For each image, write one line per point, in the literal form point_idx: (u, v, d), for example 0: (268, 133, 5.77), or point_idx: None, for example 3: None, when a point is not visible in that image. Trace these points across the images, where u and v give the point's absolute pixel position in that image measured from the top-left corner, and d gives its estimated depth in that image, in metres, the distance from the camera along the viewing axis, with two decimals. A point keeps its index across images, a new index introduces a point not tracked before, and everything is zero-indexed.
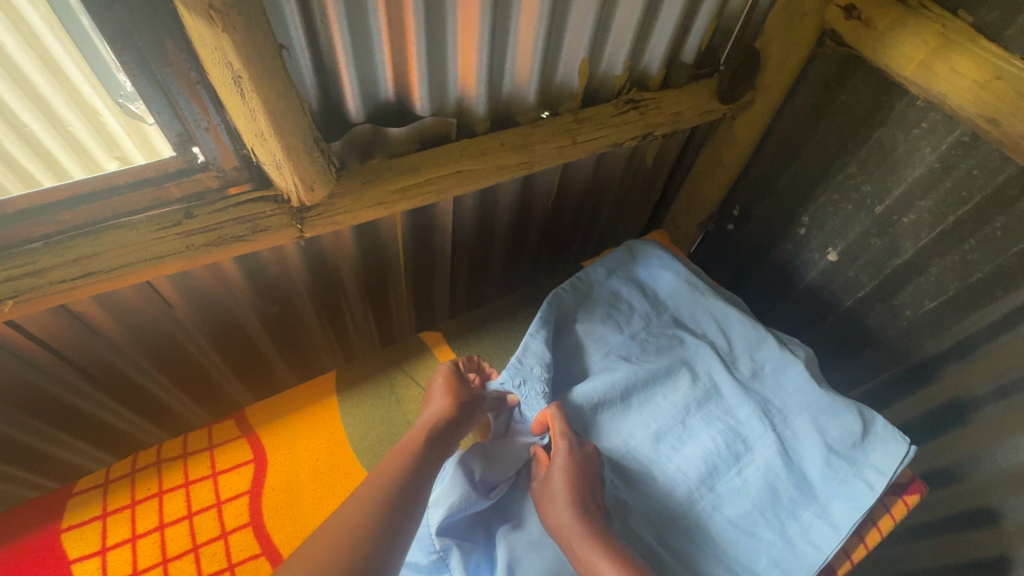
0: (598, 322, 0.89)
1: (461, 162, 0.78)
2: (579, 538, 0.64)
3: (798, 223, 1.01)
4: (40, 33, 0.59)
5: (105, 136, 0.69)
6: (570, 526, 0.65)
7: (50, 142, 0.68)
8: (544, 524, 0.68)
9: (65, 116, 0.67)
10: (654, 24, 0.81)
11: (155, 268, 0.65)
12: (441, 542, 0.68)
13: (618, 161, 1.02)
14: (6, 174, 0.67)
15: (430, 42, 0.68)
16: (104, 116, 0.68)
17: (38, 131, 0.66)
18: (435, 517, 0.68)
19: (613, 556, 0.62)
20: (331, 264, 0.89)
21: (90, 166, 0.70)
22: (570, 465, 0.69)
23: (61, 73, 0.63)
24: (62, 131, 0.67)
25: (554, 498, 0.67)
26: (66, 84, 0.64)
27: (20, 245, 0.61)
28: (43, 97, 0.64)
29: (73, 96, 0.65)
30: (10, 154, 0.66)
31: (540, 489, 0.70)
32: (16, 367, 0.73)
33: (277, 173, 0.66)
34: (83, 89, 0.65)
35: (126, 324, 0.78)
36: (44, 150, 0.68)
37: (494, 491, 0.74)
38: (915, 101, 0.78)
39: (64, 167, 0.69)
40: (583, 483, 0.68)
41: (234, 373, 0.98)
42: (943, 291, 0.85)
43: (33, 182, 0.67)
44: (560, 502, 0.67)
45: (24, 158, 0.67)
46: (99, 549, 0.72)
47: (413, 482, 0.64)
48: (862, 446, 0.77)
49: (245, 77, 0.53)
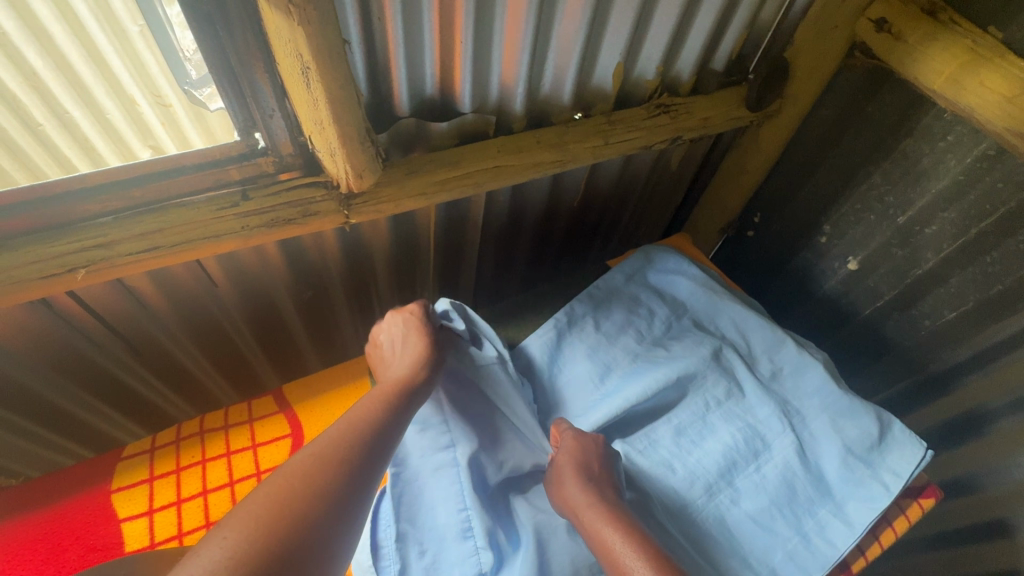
0: (618, 326, 0.92)
1: (499, 158, 0.82)
2: (584, 507, 0.67)
3: (819, 231, 1.03)
4: (86, 24, 0.62)
5: (140, 124, 0.73)
6: (579, 498, 0.68)
7: (88, 130, 0.70)
8: (553, 501, 0.71)
9: (104, 104, 0.69)
10: (689, 32, 0.84)
11: (213, 246, 0.69)
12: (468, 501, 0.69)
13: (644, 165, 1.05)
14: (47, 157, 0.70)
15: (477, 43, 0.71)
16: (140, 105, 0.71)
17: (78, 118, 0.69)
18: (466, 474, 0.71)
19: (618, 522, 0.64)
20: (366, 253, 0.93)
21: (125, 154, 0.74)
22: (580, 444, 0.73)
23: (102, 62, 0.66)
24: (99, 118, 0.70)
25: (564, 476, 0.70)
26: (105, 73, 0.67)
27: (92, 219, 0.66)
28: (84, 85, 0.67)
29: (112, 85, 0.68)
30: (50, 138, 0.69)
31: (552, 472, 0.73)
32: (69, 336, 0.77)
33: (330, 160, 0.69)
34: (123, 79, 0.68)
35: (174, 300, 0.81)
36: (82, 136, 0.70)
37: (509, 454, 0.76)
38: (942, 114, 0.80)
39: (102, 153, 0.73)
40: (588, 459, 0.72)
41: (264, 353, 1.02)
42: (962, 302, 0.87)
43: (71, 167, 0.71)
44: (570, 480, 0.70)
45: (63, 144, 0.70)
46: (146, 510, 0.76)
47: (380, 430, 0.60)
48: (879, 448, 0.79)
49: (313, 68, 0.57)
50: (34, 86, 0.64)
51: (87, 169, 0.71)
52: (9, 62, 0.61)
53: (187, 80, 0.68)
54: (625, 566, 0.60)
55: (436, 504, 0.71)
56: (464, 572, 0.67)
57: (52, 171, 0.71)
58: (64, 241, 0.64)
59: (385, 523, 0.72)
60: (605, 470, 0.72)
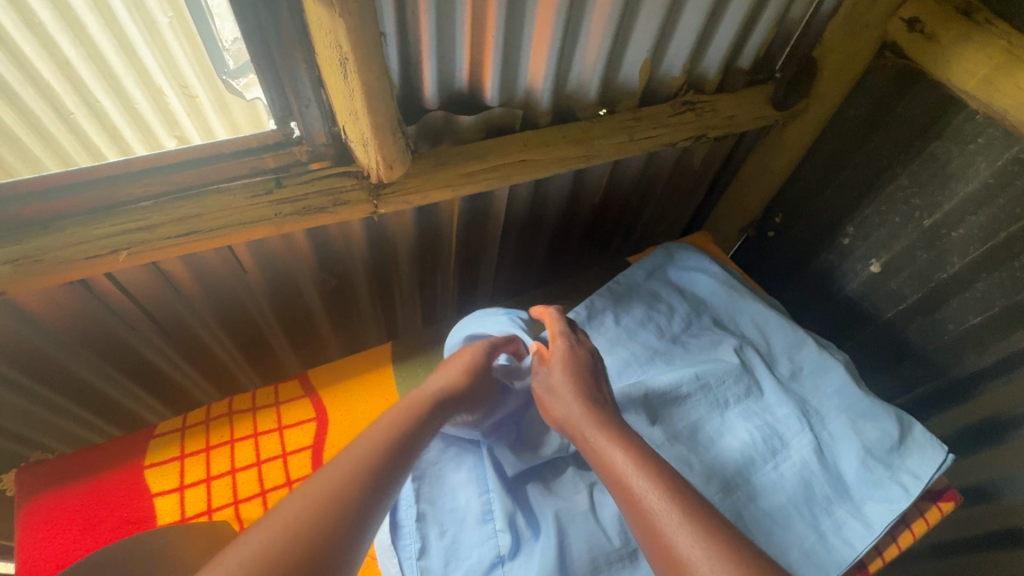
0: (638, 322, 0.93)
1: (525, 151, 0.83)
2: (590, 428, 0.66)
3: (842, 232, 1.03)
4: (118, 14, 0.62)
5: (167, 115, 0.73)
6: (581, 415, 0.68)
7: (116, 118, 0.71)
8: (552, 419, 0.72)
9: (133, 94, 0.69)
10: (718, 29, 0.84)
11: (248, 232, 0.71)
12: (491, 485, 0.73)
13: (667, 162, 1.05)
14: (78, 148, 0.71)
15: (507, 38, 0.72)
16: (167, 96, 0.71)
17: (107, 107, 0.69)
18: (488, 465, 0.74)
19: (630, 445, 0.63)
20: (390, 244, 0.94)
21: (151, 143, 0.74)
22: (571, 358, 0.75)
23: (132, 54, 0.66)
24: (128, 107, 0.70)
25: (562, 392, 0.72)
26: (135, 64, 0.67)
27: (132, 202, 0.68)
28: (114, 74, 0.67)
29: (142, 75, 0.68)
30: (81, 127, 0.70)
31: (542, 378, 0.75)
32: (104, 316, 0.79)
33: (362, 150, 0.71)
34: (152, 70, 0.68)
35: (205, 285, 0.84)
36: (111, 125, 0.71)
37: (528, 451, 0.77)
38: (973, 116, 0.79)
39: (129, 142, 0.73)
40: (585, 374, 0.74)
41: (287, 340, 1.04)
42: (988, 307, 0.86)
43: (100, 155, 0.72)
44: (564, 386, 0.72)
45: (93, 132, 0.71)
46: (177, 486, 0.79)
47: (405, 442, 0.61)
48: (899, 451, 0.78)
49: (351, 59, 0.58)
50: (66, 75, 0.65)
51: (113, 156, 0.72)
52: (44, 51, 0.62)
53: (224, 69, 0.69)
54: (636, 486, 0.58)
55: (458, 489, 0.74)
56: (482, 554, 0.68)
57: (82, 160, 0.72)
58: (107, 224, 0.66)
59: (406, 503, 0.72)
60: (598, 387, 0.73)
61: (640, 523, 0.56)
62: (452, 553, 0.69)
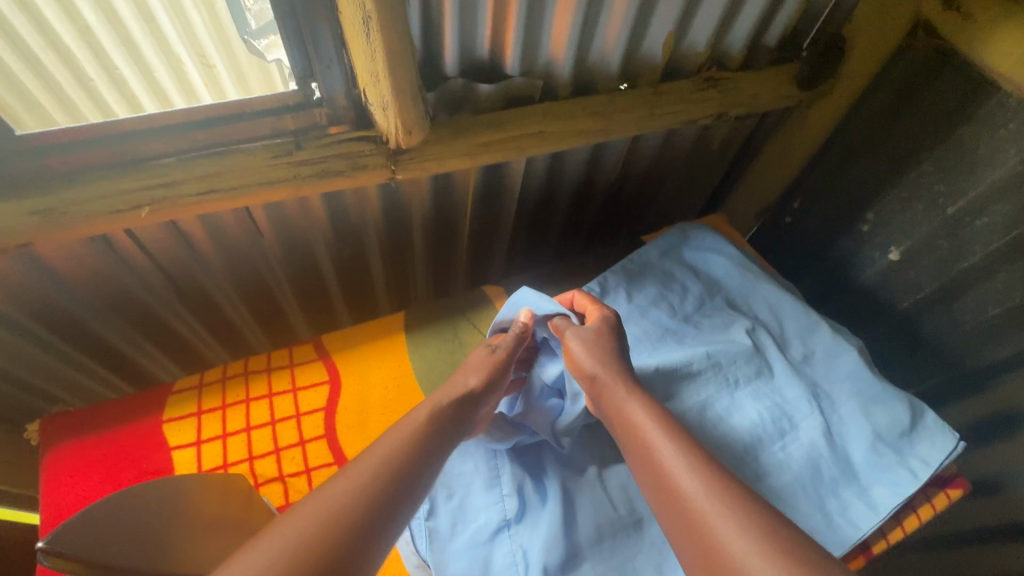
0: (650, 301, 0.93)
1: (544, 123, 0.82)
2: (613, 382, 0.68)
3: (862, 219, 1.01)
4: None
5: (185, 85, 0.71)
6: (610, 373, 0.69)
7: (135, 86, 0.69)
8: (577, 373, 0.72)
9: (151, 61, 0.68)
10: (745, 3, 0.82)
11: (266, 193, 0.72)
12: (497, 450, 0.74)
13: (686, 141, 1.03)
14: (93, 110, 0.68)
15: (529, 6, 0.71)
16: (185, 65, 0.70)
17: (126, 75, 0.67)
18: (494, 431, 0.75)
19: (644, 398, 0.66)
20: (405, 213, 0.94)
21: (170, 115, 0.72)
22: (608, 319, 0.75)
23: (151, 19, 0.65)
24: (146, 75, 0.68)
25: (591, 348, 0.72)
26: (153, 30, 0.66)
27: (156, 157, 0.69)
28: (133, 40, 0.66)
29: (160, 42, 0.67)
30: (100, 95, 0.68)
31: (575, 338, 0.74)
32: (121, 272, 0.80)
33: (382, 114, 0.71)
34: (170, 37, 0.67)
35: (220, 246, 0.84)
36: (130, 94, 0.69)
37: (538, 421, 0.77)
38: (1006, 100, 0.76)
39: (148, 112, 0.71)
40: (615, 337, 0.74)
41: (299, 306, 1.05)
42: (1008, 298, 0.85)
43: None
44: (595, 353, 0.71)
45: (112, 101, 0.68)
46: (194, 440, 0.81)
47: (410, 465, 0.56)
48: (910, 436, 0.78)
49: (373, 18, 0.58)
50: (86, 41, 0.63)
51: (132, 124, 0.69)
52: (64, 15, 0.61)
53: (246, 29, 0.67)
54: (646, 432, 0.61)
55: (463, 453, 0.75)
56: (490, 517, 0.70)
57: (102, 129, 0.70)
58: (132, 178, 0.68)
59: None
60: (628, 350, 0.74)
61: (643, 469, 0.59)
62: (459, 516, 0.71)
